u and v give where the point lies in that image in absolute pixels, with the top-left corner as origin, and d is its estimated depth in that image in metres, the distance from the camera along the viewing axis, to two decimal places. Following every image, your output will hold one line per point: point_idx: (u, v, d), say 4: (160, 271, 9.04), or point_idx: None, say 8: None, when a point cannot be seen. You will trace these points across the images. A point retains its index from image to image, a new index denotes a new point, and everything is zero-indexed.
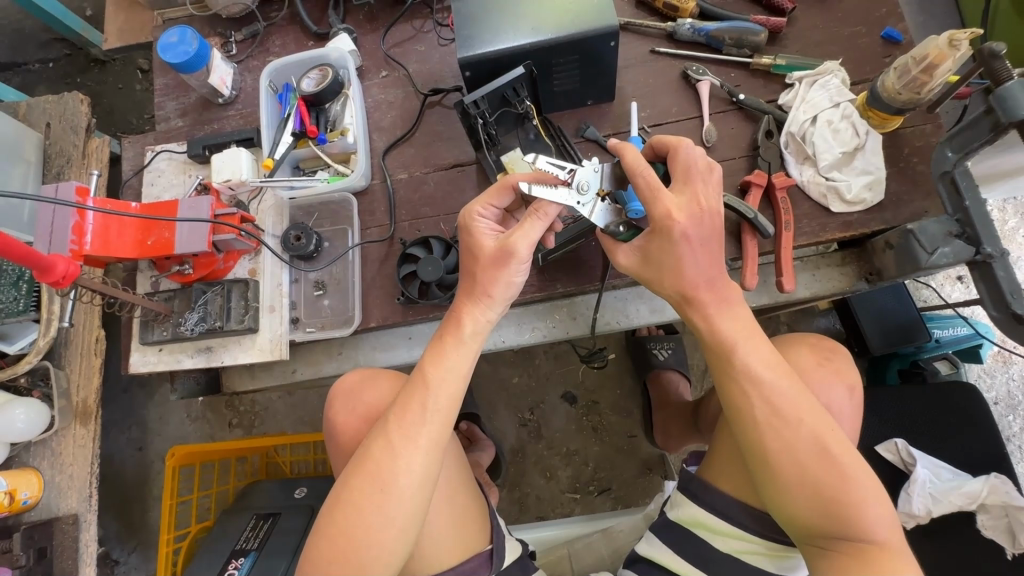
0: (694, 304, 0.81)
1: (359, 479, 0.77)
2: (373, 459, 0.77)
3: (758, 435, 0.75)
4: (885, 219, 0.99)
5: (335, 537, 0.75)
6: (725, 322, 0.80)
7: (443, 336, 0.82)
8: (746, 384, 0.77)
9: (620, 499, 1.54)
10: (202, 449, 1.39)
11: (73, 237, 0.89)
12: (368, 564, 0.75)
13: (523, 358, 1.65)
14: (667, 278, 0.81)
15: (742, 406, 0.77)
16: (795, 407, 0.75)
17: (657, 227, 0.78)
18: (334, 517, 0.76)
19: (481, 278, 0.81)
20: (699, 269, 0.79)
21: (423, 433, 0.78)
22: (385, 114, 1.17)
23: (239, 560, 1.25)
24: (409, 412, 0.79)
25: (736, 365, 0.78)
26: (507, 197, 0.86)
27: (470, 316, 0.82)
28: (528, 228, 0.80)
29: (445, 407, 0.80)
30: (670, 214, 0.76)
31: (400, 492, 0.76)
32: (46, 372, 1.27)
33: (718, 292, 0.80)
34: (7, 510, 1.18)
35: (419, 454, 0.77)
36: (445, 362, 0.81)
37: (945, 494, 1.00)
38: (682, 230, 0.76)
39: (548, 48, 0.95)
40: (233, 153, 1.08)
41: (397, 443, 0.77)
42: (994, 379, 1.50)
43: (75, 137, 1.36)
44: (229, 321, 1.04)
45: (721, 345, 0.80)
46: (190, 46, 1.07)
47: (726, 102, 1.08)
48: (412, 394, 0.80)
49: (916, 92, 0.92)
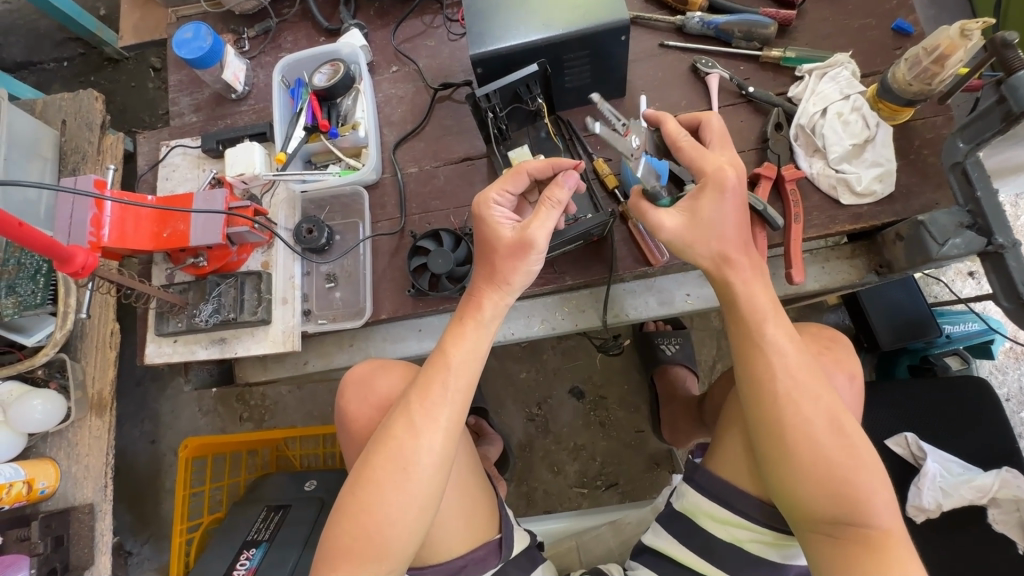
0: (732, 266, 0.81)
1: (381, 458, 0.79)
2: (394, 437, 0.80)
3: (776, 411, 0.76)
4: (895, 211, 0.99)
5: (357, 513, 0.77)
6: (759, 289, 0.81)
7: (463, 318, 0.85)
8: (773, 357, 0.78)
9: (627, 494, 1.55)
10: (214, 440, 1.41)
11: (91, 229, 0.91)
12: (390, 542, 0.77)
13: (531, 353, 1.66)
14: (709, 240, 0.81)
15: (765, 379, 0.77)
16: (817, 383, 0.76)
17: (707, 179, 0.79)
18: (357, 493, 0.78)
19: (501, 266, 0.83)
20: (736, 231, 0.80)
21: (444, 413, 0.81)
22: (396, 108, 1.19)
23: (250, 552, 1.28)
24: (430, 393, 0.81)
25: (765, 337, 0.79)
26: (522, 181, 0.87)
27: (490, 300, 0.85)
28: (544, 216, 0.81)
29: (464, 388, 0.83)
30: (722, 165, 0.79)
31: (421, 470, 0.78)
32: (63, 364, 1.30)
33: (753, 261, 0.82)
34: (25, 499, 1.21)
35: (440, 434, 0.80)
36: (467, 342, 0.84)
37: (956, 488, 1.00)
38: (735, 182, 0.78)
39: (558, 43, 0.95)
40: (246, 147, 1.09)
41: (419, 422, 0.80)
42: (1006, 375, 1.49)
43: (90, 134, 1.38)
44: (243, 312, 1.06)
45: (750, 317, 0.80)
46: (204, 42, 1.09)
47: (735, 95, 1.08)
48: (433, 374, 0.83)
49: (927, 83, 0.92)
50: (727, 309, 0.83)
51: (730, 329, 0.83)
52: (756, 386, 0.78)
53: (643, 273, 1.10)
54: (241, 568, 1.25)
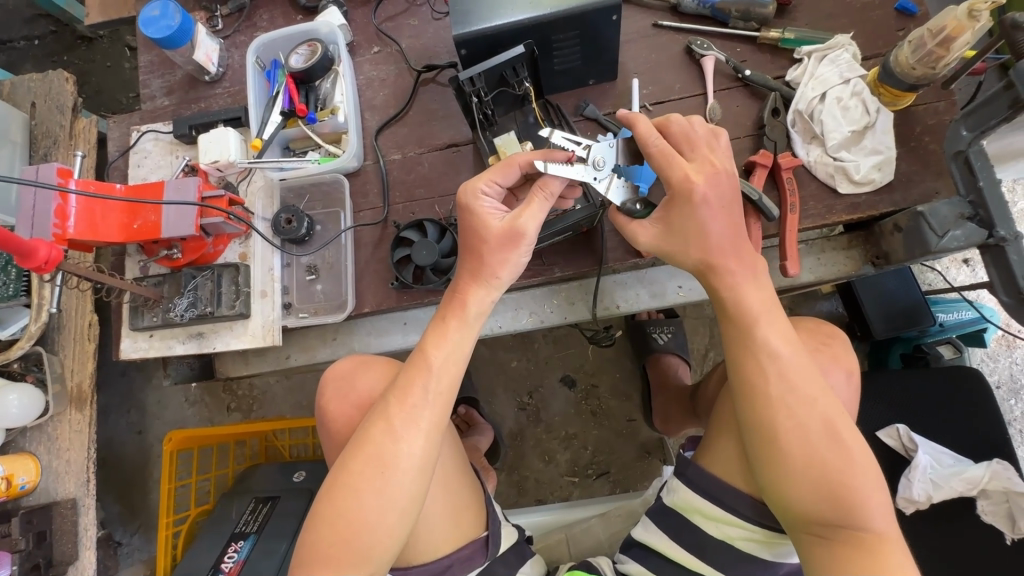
0: (717, 272, 0.79)
1: (359, 463, 0.76)
2: (372, 443, 0.77)
3: (776, 409, 0.73)
4: (894, 201, 0.96)
5: (335, 519, 0.75)
6: (751, 292, 0.78)
7: (446, 316, 0.82)
8: (764, 360, 0.75)
9: (618, 483, 1.54)
10: (198, 433, 1.38)
11: (56, 221, 0.86)
12: (371, 547, 0.74)
13: (522, 342, 1.63)
14: (689, 250, 0.80)
15: (757, 383, 0.75)
16: (811, 385, 0.74)
17: (675, 193, 0.78)
18: (334, 500, 0.76)
19: (489, 259, 0.80)
20: (723, 236, 0.78)
21: (425, 416, 0.78)
22: (378, 91, 1.14)
23: (239, 543, 1.26)
24: (409, 396, 0.79)
25: (756, 339, 0.77)
26: (512, 174, 0.82)
27: (475, 296, 0.81)
28: (535, 207, 0.79)
29: (446, 390, 0.80)
30: (688, 176, 0.76)
31: (401, 474, 0.76)
32: (39, 357, 1.26)
33: (743, 261, 0.79)
34: (4, 495, 1.18)
35: (421, 437, 0.77)
36: (449, 341, 0.81)
37: (947, 480, 0.99)
38: (702, 194, 0.76)
39: (546, 24, 0.90)
40: (220, 132, 1.05)
41: (398, 426, 0.77)
42: (997, 363, 1.48)
43: (61, 117, 1.32)
44: (221, 306, 1.02)
45: (743, 317, 0.78)
46: (173, 20, 1.03)
47: (731, 79, 1.04)
48: (413, 375, 0.80)
49: (931, 67, 0.88)
50: (719, 309, 0.81)
51: (722, 329, 0.81)
52: (747, 386, 0.76)
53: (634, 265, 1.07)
54: (228, 561, 1.24)
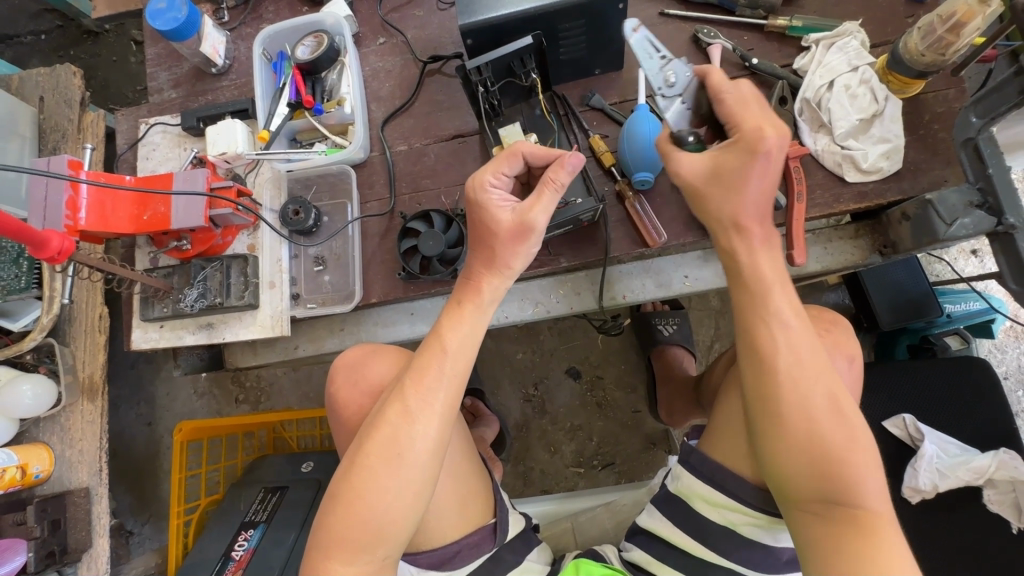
0: (744, 232, 0.78)
1: (374, 444, 0.77)
2: (388, 423, 0.77)
3: (783, 387, 0.73)
4: (902, 189, 0.95)
5: (351, 500, 0.75)
6: (766, 259, 0.78)
7: (460, 300, 0.83)
8: (775, 327, 0.76)
9: (624, 473, 1.54)
10: (207, 423, 1.39)
11: (68, 212, 0.86)
12: (386, 528, 0.75)
13: (527, 333, 1.64)
14: (724, 203, 0.78)
15: (769, 351, 0.75)
16: (818, 359, 0.74)
17: (741, 138, 0.74)
18: (351, 480, 0.76)
19: (501, 251, 0.81)
20: (759, 195, 0.76)
21: (439, 397, 0.79)
22: (383, 83, 1.14)
23: (248, 532, 1.28)
24: (425, 377, 0.79)
25: (771, 308, 0.76)
26: (517, 163, 0.84)
27: (488, 283, 0.82)
28: (543, 200, 0.79)
29: (460, 371, 0.81)
30: (761, 126, 0.73)
31: (416, 456, 0.76)
32: (51, 349, 1.27)
33: (766, 228, 0.79)
34: (19, 484, 1.20)
35: (435, 419, 0.78)
36: (463, 324, 0.82)
37: (953, 470, 0.98)
38: (769, 146, 0.73)
39: (552, 12, 0.89)
40: (228, 124, 1.06)
41: (414, 408, 0.78)
42: (1005, 354, 1.48)
43: (69, 111, 1.33)
44: (230, 296, 1.03)
45: (756, 282, 0.78)
46: (179, 12, 1.03)
47: (739, 68, 1.03)
48: (428, 358, 0.80)
49: (940, 54, 0.87)
50: (732, 274, 0.81)
51: (733, 296, 0.81)
52: (755, 355, 0.76)
53: (640, 254, 1.07)
54: (238, 549, 1.26)
